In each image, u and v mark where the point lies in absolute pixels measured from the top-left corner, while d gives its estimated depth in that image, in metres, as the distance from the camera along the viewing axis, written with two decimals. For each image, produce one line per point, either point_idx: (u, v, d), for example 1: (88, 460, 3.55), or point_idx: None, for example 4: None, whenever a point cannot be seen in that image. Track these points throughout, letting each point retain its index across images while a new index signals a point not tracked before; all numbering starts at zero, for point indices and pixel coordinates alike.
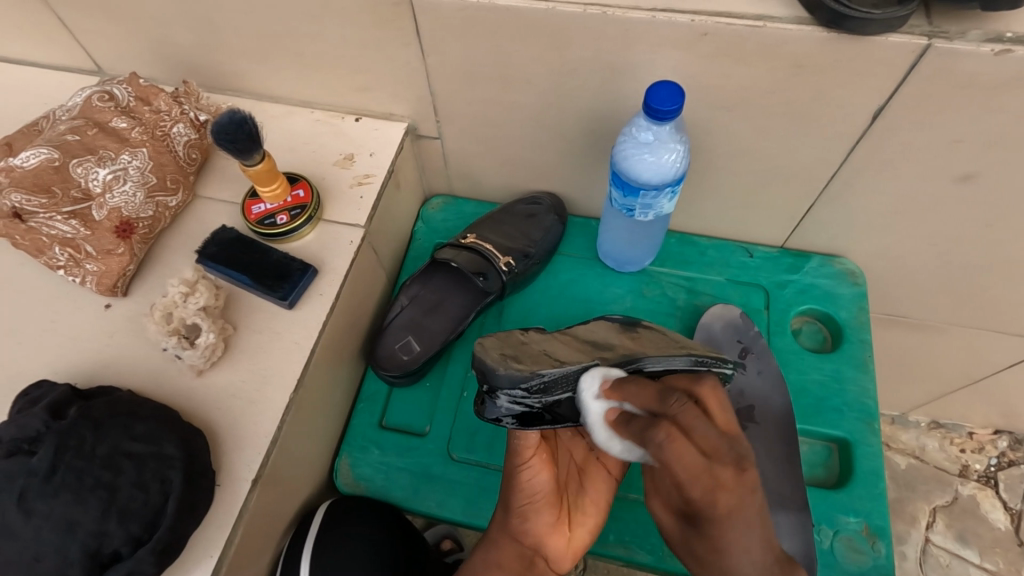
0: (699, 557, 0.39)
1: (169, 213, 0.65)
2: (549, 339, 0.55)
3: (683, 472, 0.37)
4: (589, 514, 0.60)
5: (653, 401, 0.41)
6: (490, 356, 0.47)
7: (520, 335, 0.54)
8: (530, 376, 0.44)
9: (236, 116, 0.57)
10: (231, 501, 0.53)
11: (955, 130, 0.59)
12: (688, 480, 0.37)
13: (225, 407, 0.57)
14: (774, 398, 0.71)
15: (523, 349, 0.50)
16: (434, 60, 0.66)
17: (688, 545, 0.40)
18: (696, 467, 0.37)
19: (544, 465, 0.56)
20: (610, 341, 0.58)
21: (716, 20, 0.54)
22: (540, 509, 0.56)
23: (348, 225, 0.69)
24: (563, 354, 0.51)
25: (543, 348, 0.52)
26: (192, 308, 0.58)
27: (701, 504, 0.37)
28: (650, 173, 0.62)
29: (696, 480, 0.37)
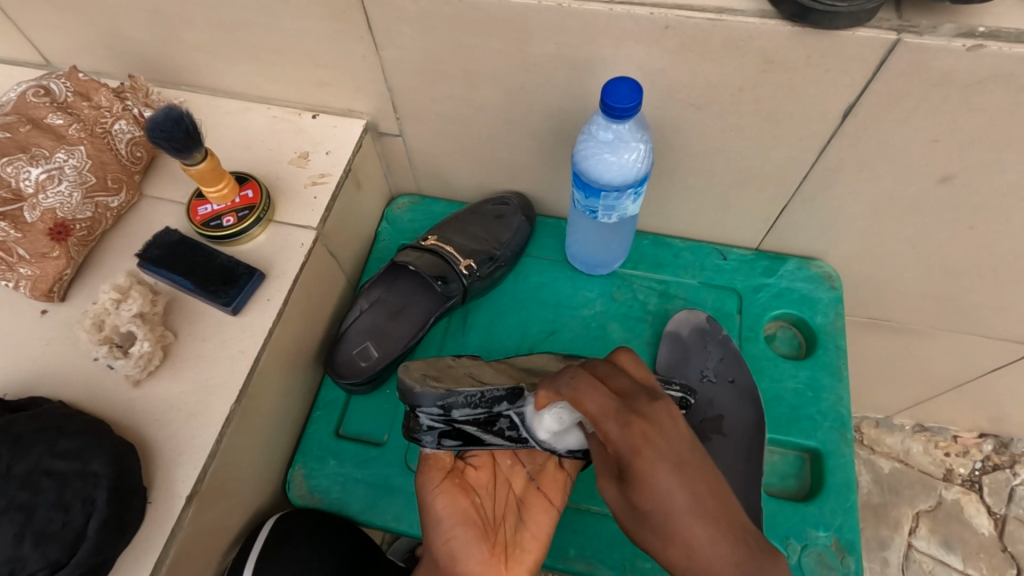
0: (647, 517, 0.40)
1: (110, 214, 0.62)
2: (481, 363, 0.61)
3: (595, 406, 0.43)
4: (530, 551, 0.55)
5: (554, 380, 0.48)
6: (411, 373, 0.54)
7: (450, 360, 0.60)
8: (445, 395, 0.52)
9: (173, 113, 0.54)
10: (165, 519, 0.51)
11: (929, 130, 0.56)
12: (602, 417, 0.43)
13: (162, 419, 0.55)
14: (745, 412, 0.69)
15: (449, 371, 0.57)
16: (389, 55, 0.63)
17: (637, 517, 0.41)
18: (605, 405, 0.43)
19: (456, 492, 0.55)
20: (547, 368, 0.63)
21: (678, 12, 0.52)
22: (464, 542, 0.52)
23: (300, 226, 0.66)
24: (487, 376, 0.58)
25: (470, 369, 0.59)
26: (125, 315, 0.55)
27: (618, 437, 0.41)
28: (612, 174, 0.59)
29: (607, 416, 0.42)
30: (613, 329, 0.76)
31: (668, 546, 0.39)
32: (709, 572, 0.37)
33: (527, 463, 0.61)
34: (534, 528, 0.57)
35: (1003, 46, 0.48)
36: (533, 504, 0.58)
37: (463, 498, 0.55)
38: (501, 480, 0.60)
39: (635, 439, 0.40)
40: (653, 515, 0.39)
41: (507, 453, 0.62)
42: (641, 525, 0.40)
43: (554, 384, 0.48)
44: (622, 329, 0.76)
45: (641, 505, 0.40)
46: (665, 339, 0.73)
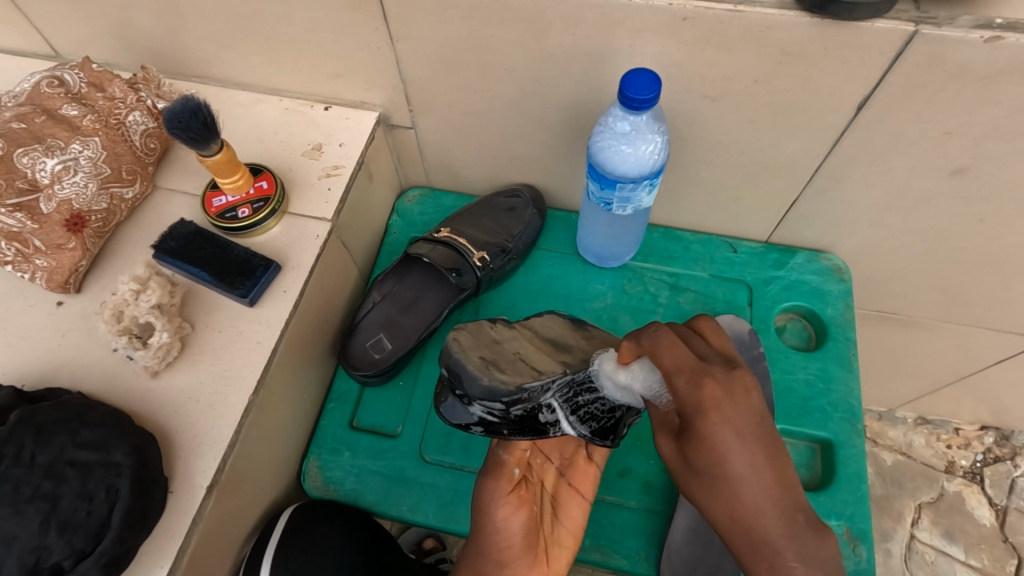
0: (700, 472, 0.41)
1: (125, 206, 0.62)
2: (518, 333, 0.57)
3: (671, 357, 0.42)
4: (566, 546, 0.58)
5: (635, 335, 0.47)
6: (472, 362, 0.50)
7: (492, 330, 0.55)
8: (511, 391, 0.49)
9: (191, 103, 0.54)
10: (185, 509, 0.51)
11: (942, 123, 0.57)
12: (675, 372, 0.42)
13: (180, 410, 0.55)
14: None
15: (498, 350, 0.53)
16: (404, 47, 0.63)
17: (689, 467, 0.42)
18: (680, 359, 0.42)
19: (518, 503, 0.54)
20: (566, 341, 0.59)
21: (696, 4, 0.52)
22: (517, 552, 0.54)
23: (315, 218, 0.66)
24: (534, 357, 0.54)
25: (516, 348, 0.55)
26: (144, 305, 0.55)
27: (684, 392, 0.40)
28: (627, 166, 0.59)
29: (680, 370, 0.41)
30: (625, 321, 0.76)
31: (721, 501, 0.40)
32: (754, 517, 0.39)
33: (557, 458, 0.62)
34: (568, 523, 0.59)
35: (1020, 37, 0.48)
36: (566, 499, 0.60)
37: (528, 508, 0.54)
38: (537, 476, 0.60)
39: (710, 398, 0.40)
40: (709, 469, 0.40)
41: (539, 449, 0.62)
42: (696, 477, 0.41)
43: (638, 338, 0.47)
44: (633, 321, 0.76)
45: (695, 456, 0.41)
46: None
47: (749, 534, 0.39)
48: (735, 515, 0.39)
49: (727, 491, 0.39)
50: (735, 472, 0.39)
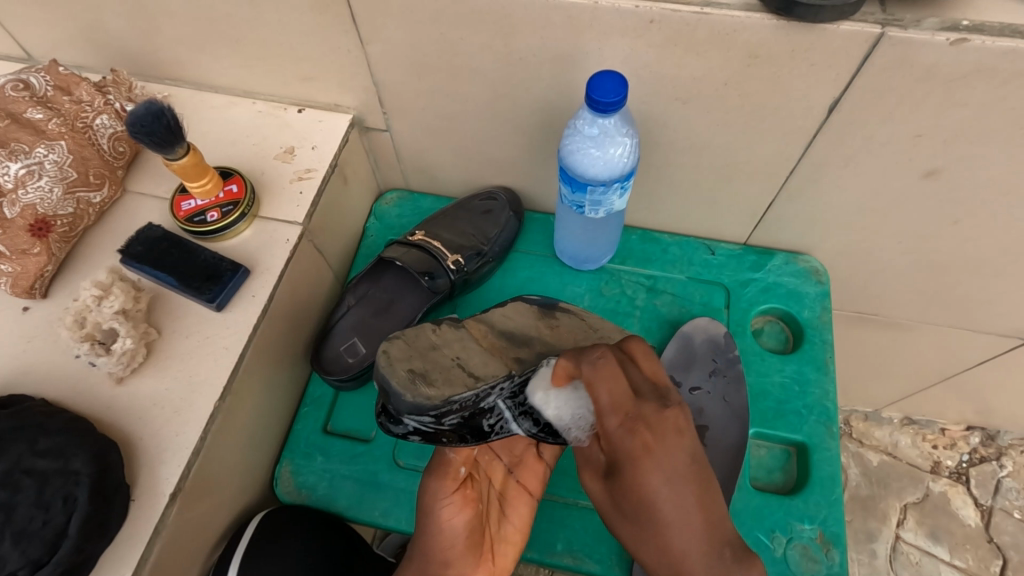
0: (629, 515, 0.43)
1: (92, 210, 0.62)
2: (464, 334, 0.55)
3: (609, 390, 0.43)
4: (513, 543, 0.58)
5: (577, 356, 0.46)
6: (397, 377, 0.47)
7: (432, 334, 0.53)
8: (438, 405, 0.47)
9: (154, 107, 0.53)
10: (148, 516, 0.50)
11: (912, 125, 0.56)
12: (610, 408, 0.43)
13: (145, 417, 0.54)
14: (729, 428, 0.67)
15: (433, 358, 0.50)
16: (374, 49, 0.63)
17: (624, 512, 0.43)
18: (616, 396, 0.43)
19: (464, 502, 0.53)
20: (527, 333, 0.58)
21: (663, 6, 0.51)
22: (461, 551, 0.53)
23: (285, 222, 0.65)
24: (477, 361, 0.52)
25: (457, 352, 0.53)
26: (107, 311, 0.54)
27: (619, 441, 0.42)
28: (598, 169, 0.59)
29: (613, 410, 0.43)
30: None
31: (648, 553, 0.42)
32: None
33: (506, 456, 0.62)
34: (516, 521, 0.59)
35: (986, 40, 0.48)
36: (515, 497, 0.60)
37: (473, 508, 0.54)
38: (485, 473, 0.60)
39: (639, 449, 0.41)
40: (636, 514, 0.42)
41: (489, 447, 0.61)
42: (621, 518, 0.44)
43: (578, 357, 0.46)
44: (610, 324, 0.76)
45: (621, 498, 0.43)
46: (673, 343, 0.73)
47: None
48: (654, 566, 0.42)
49: (643, 544, 0.42)
50: (666, 533, 0.40)
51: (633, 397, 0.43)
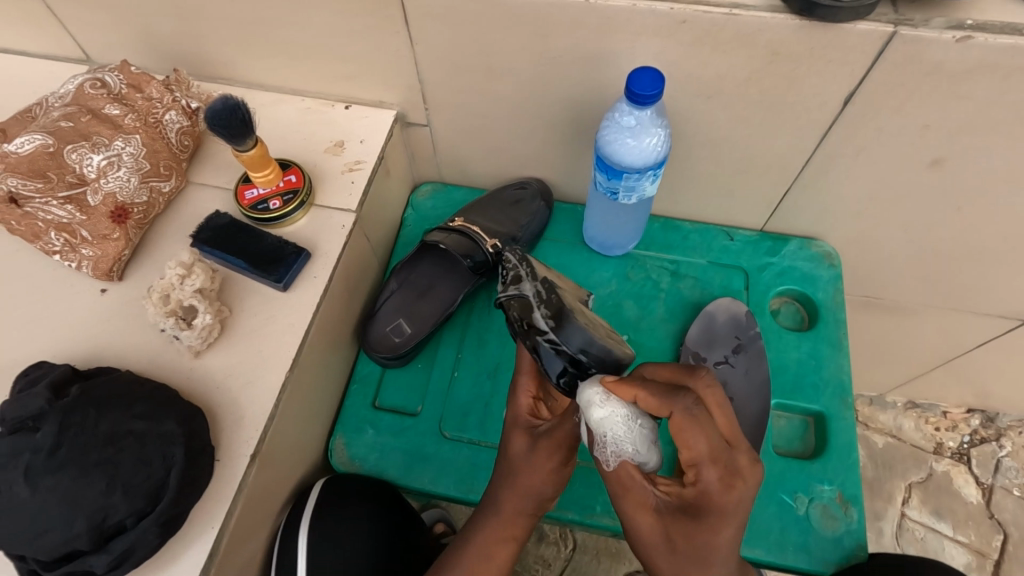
0: (677, 548, 0.48)
1: (162, 199, 0.67)
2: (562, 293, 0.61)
3: (704, 449, 0.45)
4: None
5: (663, 393, 0.46)
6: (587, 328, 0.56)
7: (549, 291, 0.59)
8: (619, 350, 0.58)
9: (230, 102, 0.59)
10: (230, 476, 0.55)
11: (920, 116, 0.62)
12: (707, 460, 0.45)
13: (222, 387, 0.59)
14: (751, 399, 0.73)
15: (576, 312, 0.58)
16: (423, 50, 0.68)
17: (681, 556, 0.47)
18: (713, 448, 0.45)
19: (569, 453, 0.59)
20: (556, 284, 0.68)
21: (695, 9, 0.57)
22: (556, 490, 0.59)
23: (340, 210, 0.70)
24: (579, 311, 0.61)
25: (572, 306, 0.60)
26: (189, 289, 0.59)
27: (717, 497, 0.45)
28: (632, 157, 0.64)
29: (713, 461, 0.45)
30: (629, 306, 0.81)
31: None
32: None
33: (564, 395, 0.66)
34: None
35: (988, 37, 0.53)
36: None
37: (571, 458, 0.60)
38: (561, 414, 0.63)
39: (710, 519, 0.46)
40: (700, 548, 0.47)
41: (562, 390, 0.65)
42: (670, 556, 0.48)
43: (666, 397, 0.46)
44: (637, 305, 0.81)
45: (690, 539, 0.47)
46: (697, 322, 0.78)
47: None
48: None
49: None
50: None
51: (714, 461, 0.45)
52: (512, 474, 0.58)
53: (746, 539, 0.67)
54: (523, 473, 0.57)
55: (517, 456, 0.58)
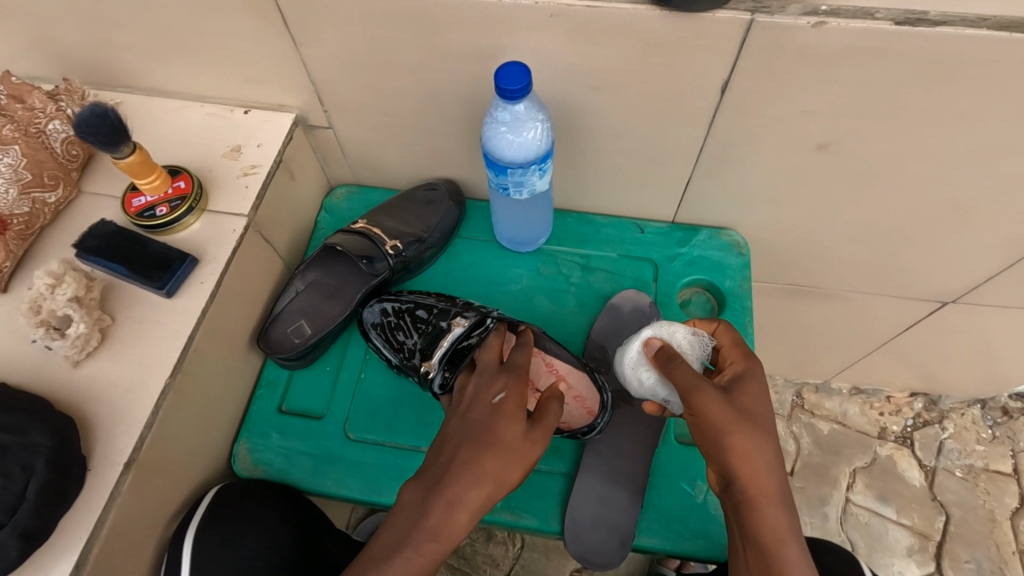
0: (742, 411, 0.56)
1: (48, 210, 0.66)
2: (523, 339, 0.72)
3: (730, 340, 0.64)
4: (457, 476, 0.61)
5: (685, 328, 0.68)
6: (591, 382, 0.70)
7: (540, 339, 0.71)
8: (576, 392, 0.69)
9: (98, 109, 0.58)
10: (104, 484, 0.55)
11: (796, 102, 0.62)
12: (734, 346, 0.63)
13: (100, 396, 0.58)
14: None
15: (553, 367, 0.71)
16: (308, 51, 0.67)
17: (738, 419, 0.55)
18: (731, 338, 0.64)
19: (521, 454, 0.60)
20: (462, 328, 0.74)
21: (560, 2, 0.57)
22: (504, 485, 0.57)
23: (233, 214, 0.70)
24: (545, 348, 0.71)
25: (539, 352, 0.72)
26: (60, 299, 0.58)
27: (751, 370, 0.60)
28: (515, 152, 0.64)
29: (740, 346, 0.62)
30: (540, 301, 0.81)
31: (773, 450, 0.56)
32: (744, 457, 0.54)
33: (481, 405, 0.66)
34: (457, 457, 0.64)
35: (842, 22, 0.54)
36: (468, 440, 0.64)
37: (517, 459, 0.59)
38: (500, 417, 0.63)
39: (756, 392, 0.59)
40: (754, 418, 0.56)
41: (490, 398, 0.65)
42: (741, 419, 0.56)
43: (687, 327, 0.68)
44: (548, 301, 0.81)
45: (745, 407, 0.57)
46: (604, 315, 0.78)
47: (754, 490, 0.54)
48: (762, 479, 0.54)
49: (743, 445, 0.55)
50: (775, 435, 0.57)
51: (738, 353, 0.62)
52: (512, 457, 0.55)
53: (644, 528, 0.67)
54: (520, 462, 0.56)
55: (520, 443, 0.56)
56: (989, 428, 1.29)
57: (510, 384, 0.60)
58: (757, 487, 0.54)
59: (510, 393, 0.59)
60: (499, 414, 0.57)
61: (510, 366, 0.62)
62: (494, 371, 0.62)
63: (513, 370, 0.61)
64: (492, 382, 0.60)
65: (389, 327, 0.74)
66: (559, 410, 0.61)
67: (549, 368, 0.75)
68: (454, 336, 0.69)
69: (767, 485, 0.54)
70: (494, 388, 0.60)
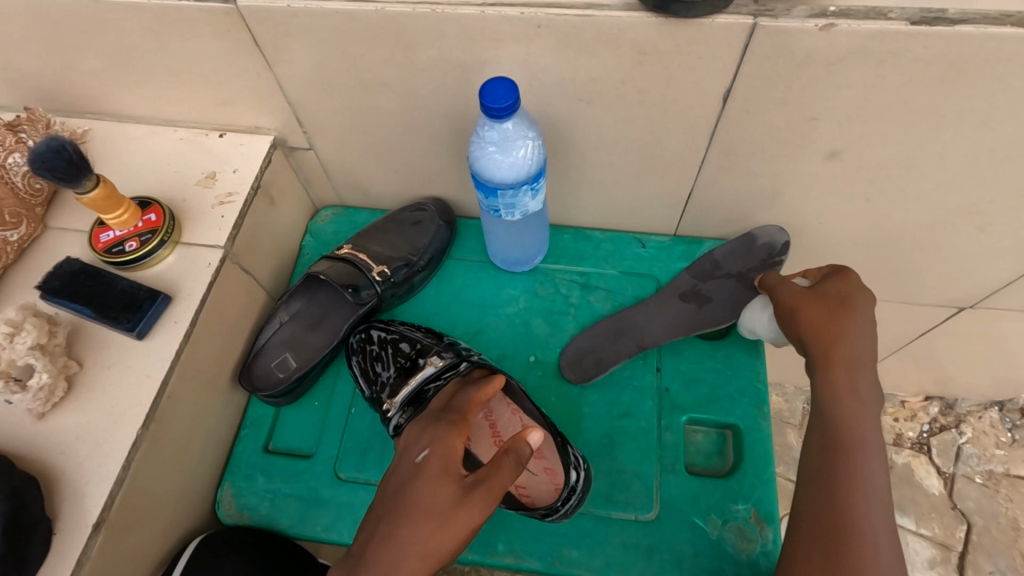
0: (837, 328, 0.57)
1: (11, 248, 0.62)
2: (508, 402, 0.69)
3: (825, 272, 0.63)
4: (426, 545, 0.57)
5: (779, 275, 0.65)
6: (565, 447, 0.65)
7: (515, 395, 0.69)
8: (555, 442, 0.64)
9: (55, 143, 0.54)
10: (71, 549, 0.51)
11: (804, 109, 0.58)
12: (830, 276, 0.62)
13: (67, 450, 0.54)
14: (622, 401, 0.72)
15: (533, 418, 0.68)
16: (281, 69, 0.63)
17: (841, 340, 0.56)
18: (827, 273, 0.63)
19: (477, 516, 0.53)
20: None
21: (547, 11, 0.53)
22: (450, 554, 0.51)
23: (207, 246, 0.66)
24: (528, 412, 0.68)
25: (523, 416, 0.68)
26: (20, 348, 0.54)
27: (851, 292, 0.59)
28: (506, 172, 0.60)
29: (834, 276, 0.62)
30: (537, 324, 0.77)
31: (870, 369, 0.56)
32: (848, 385, 0.55)
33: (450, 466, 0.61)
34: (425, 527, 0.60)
35: (853, 24, 0.49)
36: None
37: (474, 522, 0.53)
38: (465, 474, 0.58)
39: (846, 288, 0.60)
40: (855, 336, 0.57)
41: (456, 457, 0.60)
42: (839, 341, 0.57)
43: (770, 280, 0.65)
44: (545, 323, 0.77)
45: (841, 323, 0.57)
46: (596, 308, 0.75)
47: (838, 410, 0.55)
48: (850, 425, 0.54)
49: (843, 371, 0.56)
50: (862, 340, 0.57)
51: (839, 269, 0.63)
52: (436, 518, 0.50)
53: (656, 569, 0.64)
54: (449, 523, 0.50)
55: (443, 501, 0.51)
56: (1008, 432, 1.24)
57: (434, 438, 0.56)
58: (847, 410, 0.55)
59: (432, 449, 0.55)
60: (417, 474, 0.54)
61: (444, 417, 0.58)
62: (424, 425, 0.59)
63: (449, 421, 0.57)
64: (418, 438, 0.58)
65: (370, 355, 0.71)
66: (509, 464, 0.52)
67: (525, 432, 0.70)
68: (425, 375, 0.66)
69: (858, 433, 0.54)
70: (425, 443, 0.57)
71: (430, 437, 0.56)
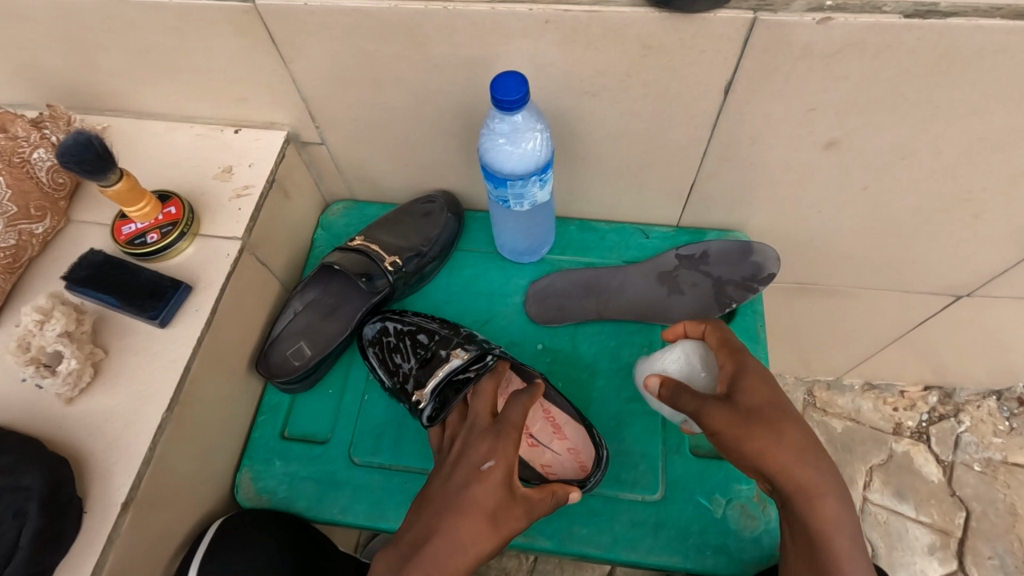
0: (753, 425, 0.53)
1: (35, 241, 0.64)
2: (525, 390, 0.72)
3: (722, 339, 0.61)
4: None
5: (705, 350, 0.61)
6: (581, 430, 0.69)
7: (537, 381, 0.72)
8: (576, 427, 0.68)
9: (82, 137, 0.56)
10: (102, 525, 0.53)
11: (803, 100, 0.60)
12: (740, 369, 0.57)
13: (95, 433, 0.57)
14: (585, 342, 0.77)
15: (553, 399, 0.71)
16: (297, 66, 0.65)
17: (758, 444, 0.52)
18: (717, 343, 0.61)
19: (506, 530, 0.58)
20: None
21: (555, 7, 0.55)
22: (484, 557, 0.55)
23: (225, 237, 0.68)
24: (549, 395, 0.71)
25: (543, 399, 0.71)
26: (50, 335, 0.56)
27: (757, 396, 0.55)
28: (515, 164, 0.62)
29: (740, 363, 0.58)
30: None
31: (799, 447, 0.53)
32: (780, 481, 0.52)
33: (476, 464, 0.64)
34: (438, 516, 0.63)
35: (849, 17, 0.51)
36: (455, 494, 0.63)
37: None
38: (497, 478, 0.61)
39: (762, 396, 0.55)
40: (769, 431, 0.53)
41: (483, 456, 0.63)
42: (752, 438, 0.52)
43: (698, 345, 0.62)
44: None
45: (754, 420, 0.53)
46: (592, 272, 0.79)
47: (806, 491, 0.51)
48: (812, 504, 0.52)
49: (780, 466, 0.52)
50: (782, 428, 0.53)
51: (733, 349, 0.59)
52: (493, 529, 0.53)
53: (662, 547, 0.66)
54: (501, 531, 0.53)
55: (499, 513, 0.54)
56: (1006, 420, 1.26)
57: (498, 447, 0.56)
58: (813, 491, 0.51)
59: (497, 459, 0.56)
60: (480, 481, 0.54)
61: (503, 428, 0.58)
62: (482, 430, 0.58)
63: (512, 432, 0.57)
64: (481, 440, 0.57)
65: (387, 347, 0.73)
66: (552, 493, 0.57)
67: (545, 415, 0.73)
68: (451, 367, 0.68)
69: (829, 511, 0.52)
70: (485, 448, 0.57)
71: (495, 445, 0.56)
